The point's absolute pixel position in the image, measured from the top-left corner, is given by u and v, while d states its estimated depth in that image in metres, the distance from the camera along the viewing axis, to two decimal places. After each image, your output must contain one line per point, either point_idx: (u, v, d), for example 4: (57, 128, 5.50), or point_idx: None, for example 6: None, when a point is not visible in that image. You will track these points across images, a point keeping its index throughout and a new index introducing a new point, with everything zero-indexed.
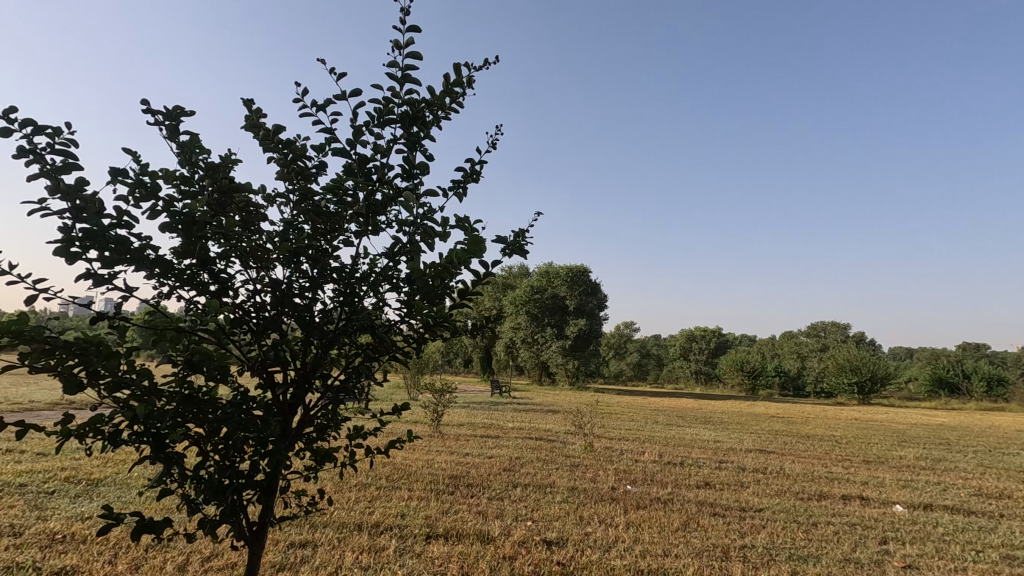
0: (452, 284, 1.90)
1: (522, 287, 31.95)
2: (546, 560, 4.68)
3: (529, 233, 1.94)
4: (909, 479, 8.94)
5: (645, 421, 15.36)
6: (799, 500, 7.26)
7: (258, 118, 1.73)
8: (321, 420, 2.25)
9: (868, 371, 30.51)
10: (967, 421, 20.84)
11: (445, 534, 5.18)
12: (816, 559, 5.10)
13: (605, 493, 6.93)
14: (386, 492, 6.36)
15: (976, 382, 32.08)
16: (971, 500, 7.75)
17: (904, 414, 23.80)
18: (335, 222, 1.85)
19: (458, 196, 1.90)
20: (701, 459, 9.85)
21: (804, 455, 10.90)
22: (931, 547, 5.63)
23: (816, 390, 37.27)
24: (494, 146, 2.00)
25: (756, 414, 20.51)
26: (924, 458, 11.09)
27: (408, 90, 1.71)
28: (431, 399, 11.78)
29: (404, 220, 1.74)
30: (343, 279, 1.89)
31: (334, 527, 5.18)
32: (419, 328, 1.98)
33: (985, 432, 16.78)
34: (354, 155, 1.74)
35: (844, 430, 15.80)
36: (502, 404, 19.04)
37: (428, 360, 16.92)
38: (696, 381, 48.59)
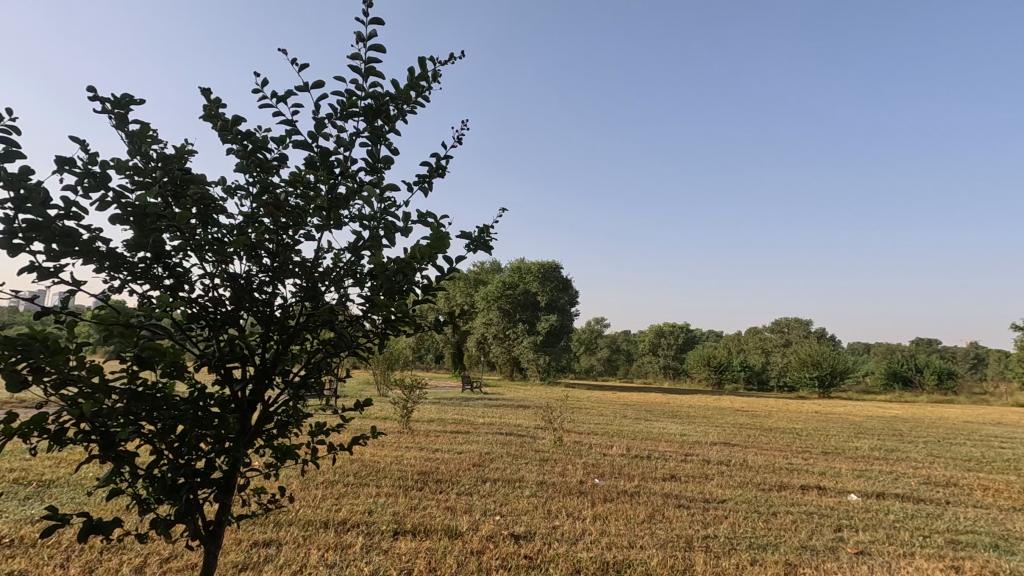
0: (415, 280, 1.89)
1: (494, 283, 31.91)
2: (514, 554, 4.72)
3: (493, 230, 1.95)
4: (863, 469, 9.32)
5: (615, 415, 15.56)
6: (760, 490, 7.48)
7: (216, 108, 1.69)
8: (281, 417, 2.22)
9: (829, 366, 31.66)
10: (919, 413, 21.83)
11: (414, 530, 5.17)
12: (775, 547, 5.28)
13: (573, 486, 7.02)
14: (354, 489, 6.31)
15: (928, 376, 33.66)
16: (921, 488, 8.12)
17: (861, 407, 24.76)
18: (297, 217, 1.82)
19: (423, 190, 1.90)
20: (668, 452, 10.05)
21: (766, 447, 11.22)
22: (882, 533, 5.89)
23: (779, 383, 38.43)
24: (460, 140, 2.00)
25: (721, 408, 21.01)
26: (878, 449, 11.57)
27: (371, 82, 1.69)
28: (401, 395, 11.69)
29: (365, 214, 1.74)
30: (304, 274, 1.87)
31: (300, 524, 5.12)
32: (382, 324, 1.98)
33: (934, 423, 17.60)
34: (316, 147, 1.72)
35: (804, 422, 16.36)
36: (473, 400, 19.00)
37: (400, 355, 16.78)
38: (664, 375, 49.55)
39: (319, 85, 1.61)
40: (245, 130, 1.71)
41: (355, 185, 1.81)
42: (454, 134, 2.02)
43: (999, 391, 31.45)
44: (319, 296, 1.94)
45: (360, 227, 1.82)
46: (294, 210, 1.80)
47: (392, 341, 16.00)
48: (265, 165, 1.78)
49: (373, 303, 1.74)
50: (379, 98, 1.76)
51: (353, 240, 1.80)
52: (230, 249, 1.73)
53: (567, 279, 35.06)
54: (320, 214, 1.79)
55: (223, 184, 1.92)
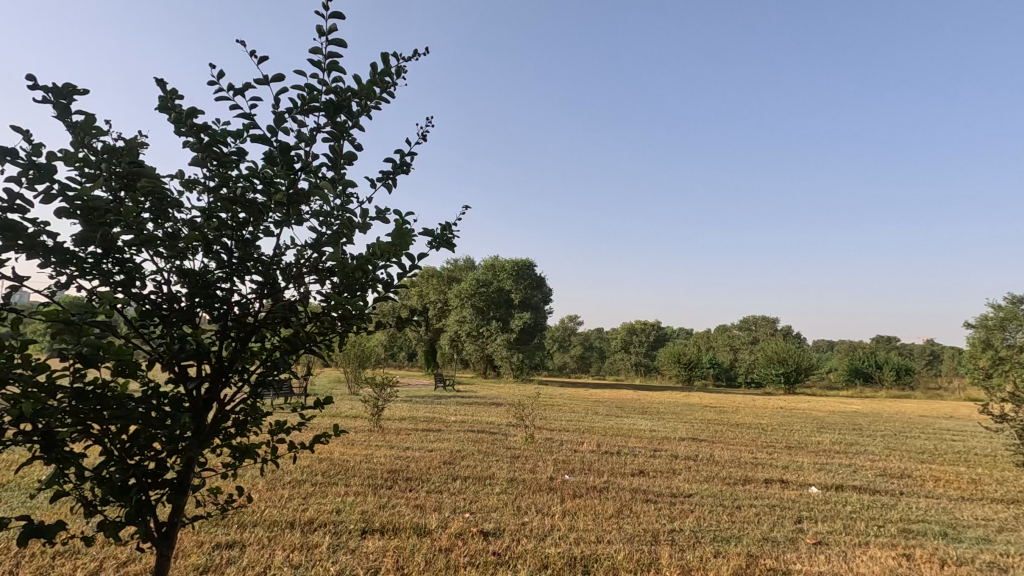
0: (375, 277, 1.87)
1: (468, 280, 31.77)
2: (482, 551, 4.74)
3: (456, 227, 1.96)
4: (824, 462, 9.64)
5: (586, 412, 15.73)
6: (725, 485, 7.66)
7: (172, 99, 1.65)
8: (239, 416, 2.17)
9: (794, 363, 32.50)
10: (877, 408, 22.68)
11: (382, 529, 5.13)
12: (737, 539, 5.41)
13: (543, 483, 7.08)
14: (322, 488, 6.23)
15: (887, 371, 34.98)
16: (877, 480, 8.45)
17: (824, 402, 25.58)
18: (256, 213, 1.78)
19: (386, 187, 1.89)
20: (637, 448, 10.20)
21: (733, 442, 11.48)
22: (840, 524, 6.10)
23: (746, 380, 39.34)
24: (425, 138, 2.00)
25: (690, 404, 21.44)
26: (838, 443, 11.98)
27: (334, 78, 1.68)
28: (372, 393, 11.57)
29: (323, 210, 1.72)
30: (264, 270, 1.83)
31: (264, 525, 5.03)
32: (342, 321, 1.96)
33: (892, 418, 18.30)
34: (274, 143, 1.70)
35: (770, 418, 16.84)
36: (445, 398, 18.90)
37: (371, 353, 16.59)
38: (636, 372, 50.32)
39: (278, 79, 1.58)
40: (202, 124, 1.67)
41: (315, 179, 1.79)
42: (420, 130, 2.02)
43: (953, 387, 32.81)
44: (279, 293, 1.91)
45: (320, 223, 1.78)
46: (253, 205, 1.77)
47: (361, 338, 15.81)
48: (222, 159, 1.73)
49: (331, 302, 1.70)
50: (341, 94, 1.75)
51: (312, 238, 1.77)
52: (186, 244, 1.70)
53: (541, 277, 35.15)
54: (279, 210, 1.75)
55: (180, 179, 1.88)
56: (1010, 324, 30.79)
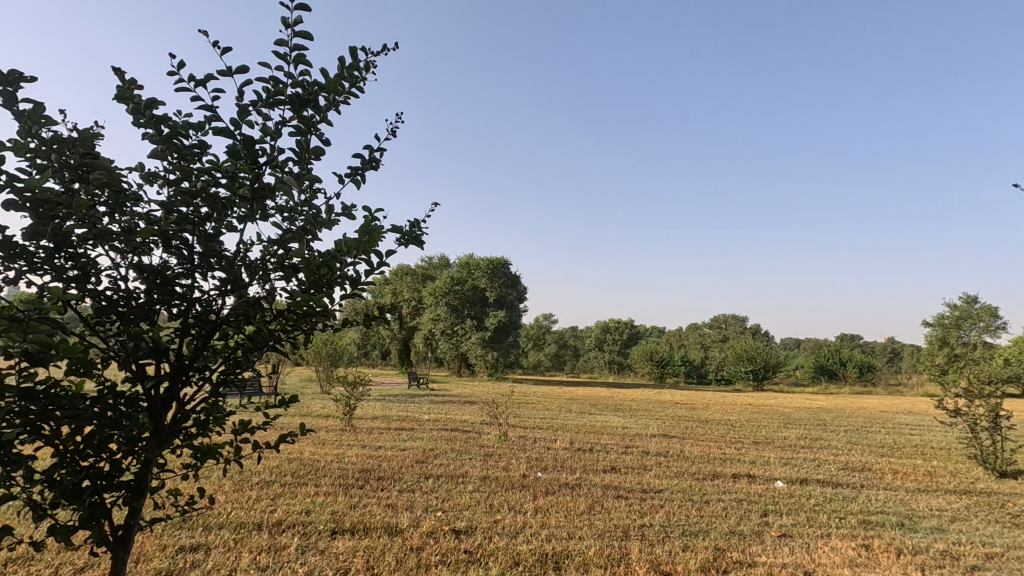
0: (343, 274, 1.84)
1: (442, 278, 31.56)
2: (454, 549, 4.72)
3: (426, 223, 1.95)
4: (789, 457, 9.90)
5: (560, 410, 15.82)
6: (694, 480, 7.80)
7: (130, 89, 1.59)
8: (200, 416, 2.11)
9: (762, 360, 33.29)
10: (842, 404, 23.40)
11: (352, 529, 5.07)
12: (705, 533, 5.52)
13: (515, 481, 7.09)
14: (291, 489, 6.12)
15: (851, 368, 36.18)
16: (840, 473, 8.71)
17: (791, 399, 26.29)
18: (218, 208, 1.73)
19: (355, 183, 1.87)
20: (609, 445, 10.32)
21: (703, 438, 11.68)
22: (804, 517, 6.27)
23: (717, 378, 40.12)
24: (394, 134, 1.99)
25: (662, 401, 21.77)
26: (803, 438, 12.32)
27: (300, 71, 1.64)
28: (344, 392, 11.41)
29: (288, 205, 1.68)
30: (227, 266, 1.78)
31: (230, 527, 4.93)
32: (308, 319, 1.92)
33: (855, 413, 18.93)
34: (238, 136, 1.65)
35: (738, 414, 17.24)
36: (418, 397, 18.73)
37: (343, 351, 16.36)
38: (609, 369, 50.82)
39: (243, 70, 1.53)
40: (162, 115, 1.61)
41: (281, 174, 1.75)
42: (389, 127, 2.00)
43: (912, 383, 34.07)
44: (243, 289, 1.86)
45: (286, 219, 1.75)
46: (216, 199, 1.72)
47: (315, 337, 15.37)
48: (183, 151, 1.68)
49: (297, 299, 1.67)
50: (308, 88, 1.72)
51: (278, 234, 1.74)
52: (145, 239, 1.64)
53: (516, 275, 35.17)
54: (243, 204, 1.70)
55: (139, 171, 1.81)
56: (965, 322, 32.11)
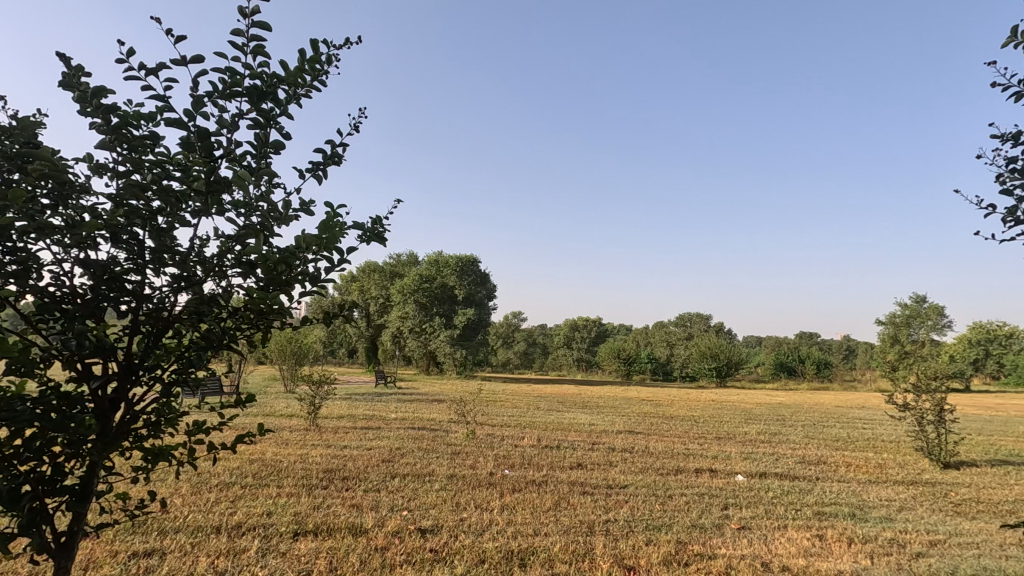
0: (302, 271, 1.79)
1: (410, 275, 31.26)
2: (420, 548, 4.70)
3: (388, 221, 1.93)
4: (750, 451, 10.18)
5: (528, 408, 15.90)
6: (658, 475, 7.94)
7: (77, 76, 1.51)
8: (151, 417, 2.03)
9: (725, 357, 34.13)
10: (800, 399, 24.20)
11: (315, 530, 4.99)
12: (668, 527, 5.64)
13: (482, 478, 7.09)
14: (252, 491, 5.98)
15: (809, 365, 37.43)
16: (797, 467, 9.02)
17: (752, 395, 27.02)
18: (172, 202, 1.66)
19: (316, 179, 1.83)
20: (576, 441, 10.42)
21: (667, 434, 11.89)
22: (762, 509, 6.47)
23: (682, 374, 40.90)
24: (357, 129, 1.96)
25: (629, 398, 22.10)
26: (763, 433, 12.70)
27: (258, 63, 1.59)
28: (308, 391, 11.20)
29: (244, 199, 1.62)
30: (181, 262, 1.71)
31: (187, 531, 4.78)
32: (264, 318, 1.86)
33: (811, 408, 19.65)
34: (192, 128, 1.58)
35: (702, 410, 17.65)
36: (385, 396, 18.52)
37: (308, 350, 16.04)
38: (577, 367, 51.34)
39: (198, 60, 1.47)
40: (111, 104, 1.53)
41: (238, 168, 1.69)
42: (351, 122, 1.97)
43: (866, 379, 35.50)
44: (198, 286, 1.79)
45: (243, 214, 1.68)
46: (169, 193, 1.64)
47: (275, 336, 14.96)
48: (133, 141, 1.60)
49: (254, 296, 1.61)
50: (267, 80, 1.66)
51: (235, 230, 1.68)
52: (92, 234, 1.56)
53: (485, 273, 35.12)
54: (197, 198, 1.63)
55: (86, 162, 1.72)
56: (914, 321, 33.62)
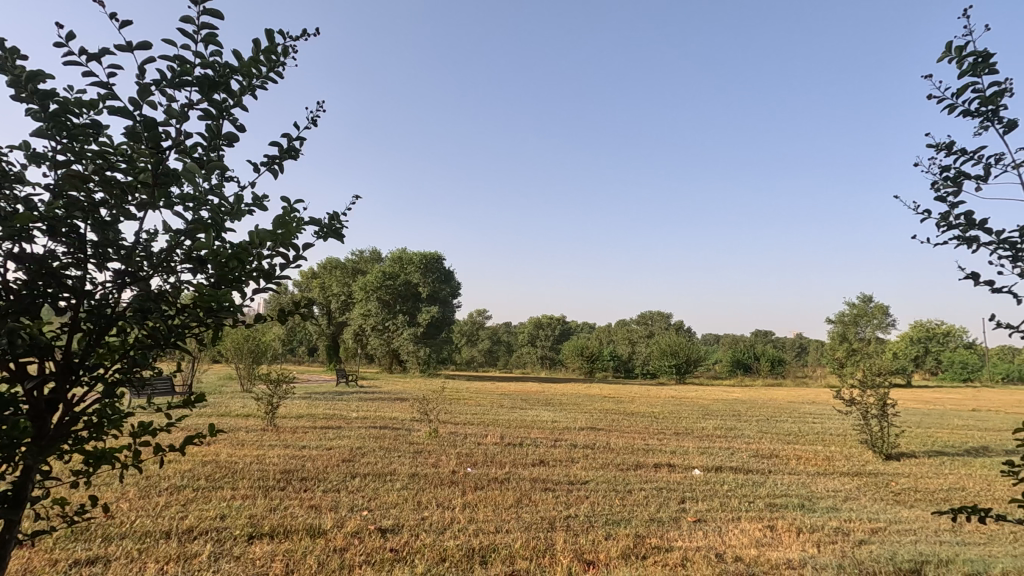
0: (255, 268, 1.73)
1: (373, 272, 30.77)
2: (380, 548, 4.64)
3: (346, 217, 1.90)
4: (707, 446, 10.47)
5: (491, 405, 15.92)
6: (618, 471, 8.08)
7: (10, 58, 1.42)
8: (92, 418, 1.93)
9: (684, 355, 34.98)
10: (755, 395, 25.04)
11: (271, 532, 4.87)
12: (627, 522, 5.74)
13: (445, 477, 7.06)
14: (204, 494, 5.79)
15: (763, 362, 38.74)
16: (751, 460, 9.32)
17: (709, 391, 27.76)
18: (116, 193, 1.57)
19: (271, 173, 1.78)
20: (539, 438, 10.49)
21: (628, 430, 12.11)
22: (717, 502, 6.66)
23: (643, 371, 41.66)
24: (315, 122, 1.92)
25: (591, 395, 22.36)
26: (720, 428, 13.07)
27: (209, 53, 1.54)
28: (266, 390, 10.91)
29: (194, 193, 1.55)
30: (126, 256, 1.63)
31: (134, 537, 4.59)
32: (216, 316, 1.79)
33: (766, 403, 20.38)
34: (137, 117, 1.50)
35: (662, 406, 18.05)
36: (346, 395, 18.20)
37: (266, 348, 15.59)
38: (541, 364, 51.72)
39: (143, 46, 1.40)
40: (48, 90, 1.45)
41: (189, 160, 1.62)
42: (310, 116, 1.93)
43: (817, 376, 37.01)
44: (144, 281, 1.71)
45: (192, 209, 1.62)
46: (113, 184, 1.57)
47: (225, 335, 14.35)
48: (73, 129, 1.51)
49: (204, 293, 1.54)
50: (220, 70, 1.61)
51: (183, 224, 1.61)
52: (27, 225, 1.47)
53: (450, 271, 34.92)
54: (143, 190, 1.56)
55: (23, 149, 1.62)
56: (861, 320, 35.24)
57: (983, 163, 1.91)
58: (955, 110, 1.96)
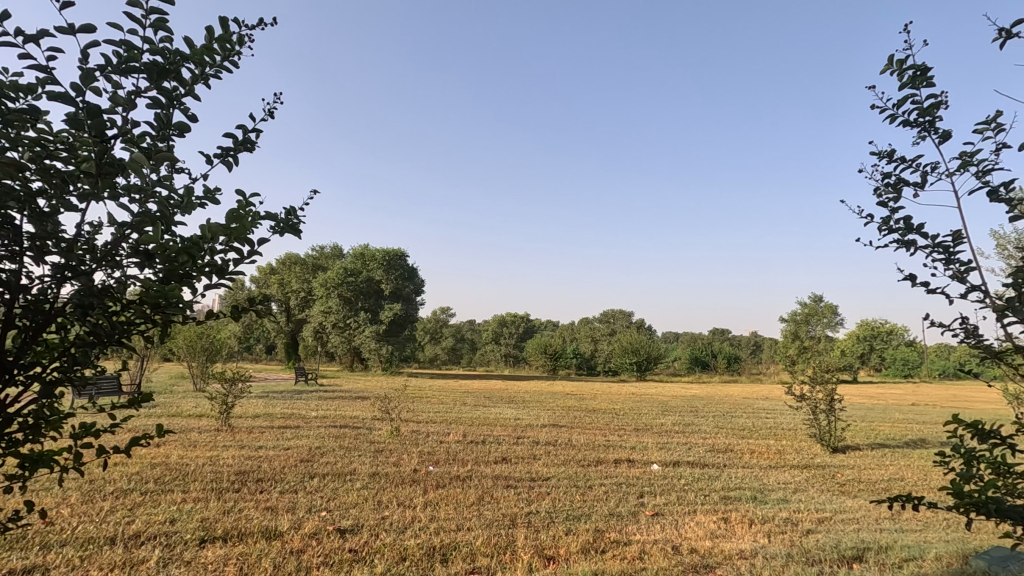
0: (207, 263, 1.67)
1: (334, 269, 30.16)
2: (338, 549, 4.57)
3: (303, 212, 1.86)
4: (666, 442, 10.72)
5: (454, 403, 15.87)
6: (579, 467, 8.19)
7: None
8: (28, 419, 1.82)
9: (645, 352, 35.70)
10: (712, 392, 25.78)
11: (225, 535, 4.73)
12: (587, 516, 5.83)
13: (406, 476, 7.01)
14: (153, 497, 5.57)
15: (720, 360, 39.94)
16: (707, 455, 9.61)
17: (669, 388, 28.44)
18: (57, 184, 1.49)
19: (225, 165, 1.73)
20: (502, 436, 10.52)
21: (590, 427, 12.28)
22: (675, 496, 6.84)
23: (605, 368, 42.32)
24: (272, 114, 1.87)
25: (554, 392, 22.58)
26: (678, 424, 13.41)
27: (158, 39, 1.48)
28: (220, 390, 10.56)
29: (141, 184, 1.49)
30: (67, 250, 1.54)
31: (77, 543, 4.38)
32: (163, 314, 1.71)
33: (722, 399, 21.01)
34: (80, 104, 1.43)
35: (623, 403, 18.38)
36: (306, 393, 17.81)
37: (221, 346, 15.09)
38: (505, 362, 51.88)
39: (85, 30, 1.33)
40: None
41: (136, 149, 1.55)
42: (267, 108, 1.88)
43: (771, 372, 38.40)
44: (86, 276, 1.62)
45: (139, 201, 1.55)
46: (52, 173, 1.48)
47: (177, 332, 13.83)
48: (9, 115, 1.42)
49: (152, 289, 1.48)
50: (170, 57, 1.55)
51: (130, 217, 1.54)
52: None
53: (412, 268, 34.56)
54: (86, 180, 1.48)
55: None
56: (812, 319, 36.73)
57: (921, 171, 2.02)
58: (896, 120, 2.06)
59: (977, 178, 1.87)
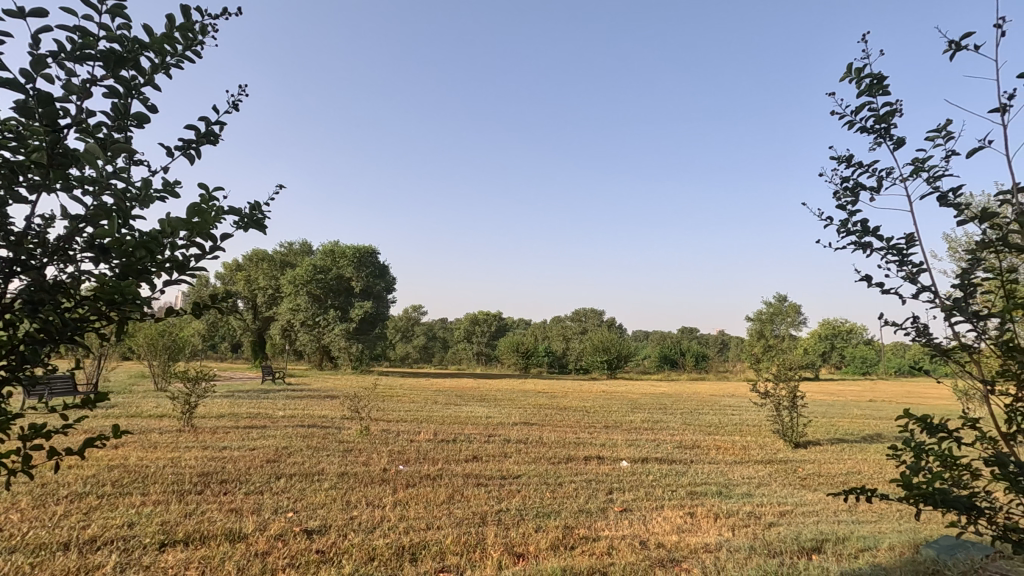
0: (167, 257, 1.62)
1: (303, 266, 29.60)
2: (305, 550, 4.49)
3: (268, 207, 1.83)
4: (634, 438, 10.88)
5: (425, 401, 15.79)
6: (550, 464, 8.24)
7: None
8: None
9: (616, 351, 36.10)
10: (680, 389, 26.26)
11: (186, 539, 4.60)
12: (557, 513, 5.88)
13: (376, 475, 6.94)
14: (110, 500, 5.38)
15: (689, 359, 40.70)
16: (674, 451, 9.78)
17: (638, 385, 28.88)
18: (5, 175, 1.43)
19: (187, 158, 1.68)
20: (472, 434, 10.50)
21: (561, 424, 12.35)
22: (643, 492, 6.94)
23: (576, 367, 42.65)
24: (236, 106, 1.82)
25: (526, 390, 22.65)
26: (646, 421, 13.61)
27: (115, 26, 1.42)
28: (183, 389, 10.26)
29: (96, 175, 1.43)
30: (15, 243, 1.48)
31: (27, 550, 4.21)
32: (119, 309, 1.65)
33: (689, 397, 21.43)
34: (32, 91, 1.37)
35: (593, 400, 18.57)
36: (272, 393, 17.45)
37: (183, 344, 14.64)
38: (476, 361, 51.76)
39: (36, 13, 1.27)
40: None
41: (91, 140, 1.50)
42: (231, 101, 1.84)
43: (737, 370, 39.34)
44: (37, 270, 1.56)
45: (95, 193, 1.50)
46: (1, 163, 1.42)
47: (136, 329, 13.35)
48: None
49: (108, 284, 1.43)
50: (128, 45, 1.50)
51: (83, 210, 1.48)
52: None
53: (383, 265, 34.16)
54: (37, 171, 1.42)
55: None
56: (777, 318, 37.74)
57: (876, 176, 2.11)
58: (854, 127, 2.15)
59: (929, 183, 1.97)
